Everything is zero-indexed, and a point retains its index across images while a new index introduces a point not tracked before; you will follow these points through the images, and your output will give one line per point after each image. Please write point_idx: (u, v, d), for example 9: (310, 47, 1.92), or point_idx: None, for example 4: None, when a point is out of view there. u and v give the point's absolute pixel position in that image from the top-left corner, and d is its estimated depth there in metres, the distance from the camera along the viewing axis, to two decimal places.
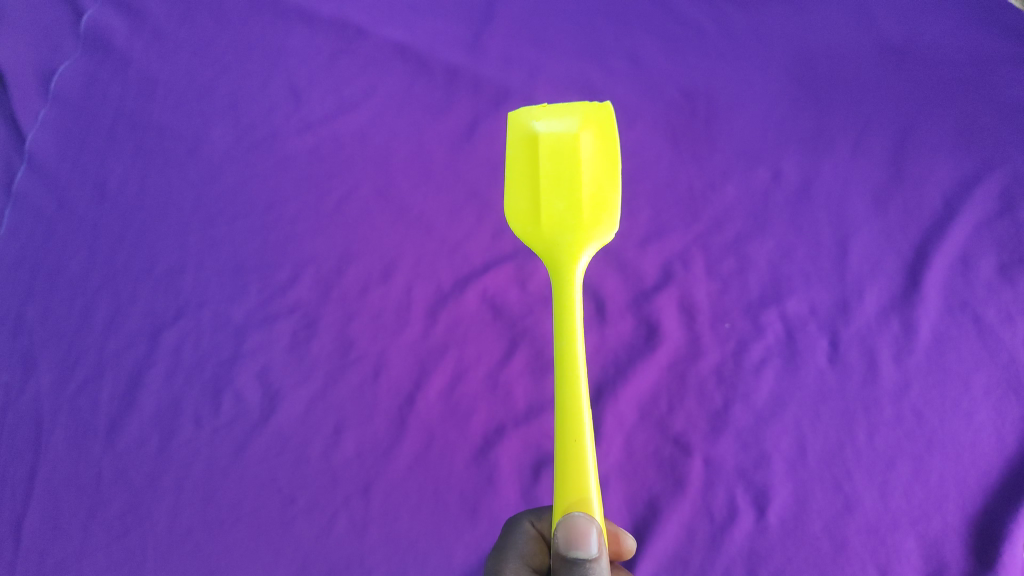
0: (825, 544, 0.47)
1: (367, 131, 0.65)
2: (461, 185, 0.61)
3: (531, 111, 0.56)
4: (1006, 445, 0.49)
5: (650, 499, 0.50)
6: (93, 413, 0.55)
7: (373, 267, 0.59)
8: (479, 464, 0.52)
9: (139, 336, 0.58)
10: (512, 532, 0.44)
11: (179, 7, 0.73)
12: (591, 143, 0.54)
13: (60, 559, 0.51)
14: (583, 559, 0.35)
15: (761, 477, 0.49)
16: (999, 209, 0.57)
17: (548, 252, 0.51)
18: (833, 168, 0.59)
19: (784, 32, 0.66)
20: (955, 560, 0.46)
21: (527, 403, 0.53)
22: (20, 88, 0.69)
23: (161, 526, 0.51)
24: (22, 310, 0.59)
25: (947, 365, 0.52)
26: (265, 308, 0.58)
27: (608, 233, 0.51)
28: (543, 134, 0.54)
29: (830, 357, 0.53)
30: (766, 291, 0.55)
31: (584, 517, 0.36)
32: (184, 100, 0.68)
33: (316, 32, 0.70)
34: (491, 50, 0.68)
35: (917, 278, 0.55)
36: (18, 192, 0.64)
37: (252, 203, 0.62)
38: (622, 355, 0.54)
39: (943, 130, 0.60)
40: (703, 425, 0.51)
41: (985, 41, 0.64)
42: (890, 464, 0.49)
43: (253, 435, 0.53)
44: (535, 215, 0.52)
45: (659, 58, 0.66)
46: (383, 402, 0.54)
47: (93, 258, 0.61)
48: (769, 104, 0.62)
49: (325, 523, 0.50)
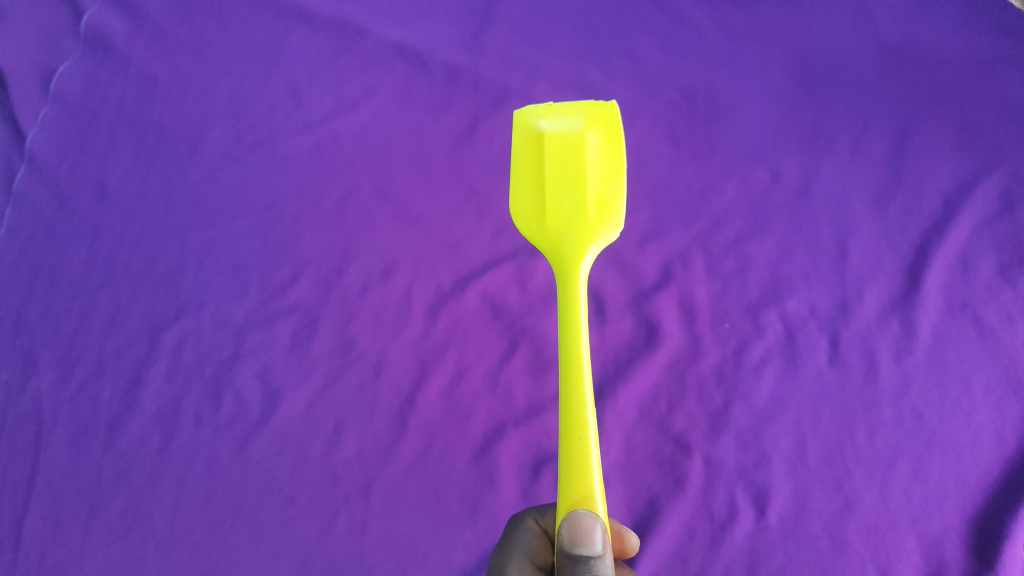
0: (825, 544, 0.47)
1: (367, 131, 0.65)
2: (461, 185, 0.61)
3: (537, 109, 0.56)
4: (1006, 445, 0.49)
5: (650, 498, 0.50)
6: (93, 412, 0.55)
7: (373, 267, 0.59)
8: (479, 464, 0.52)
9: (140, 336, 0.58)
10: (516, 529, 0.44)
11: (179, 7, 0.73)
12: (597, 142, 0.53)
13: (60, 559, 0.51)
14: (588, 557, 0.35)
15: (761, 477, 0.50)
16: (999, 208, 0.57)
17: (554, 251, 0.51)
18: (833, 168, 0.59)
19: (784, 32, 0.66)
20: (955, 560, 0.46)
21: (527, 401, 0.53)
22: (20, 87, 0.69)
23: (161, 525, 0.51)
24: (22, 310, 0.59)
25: (946, 365, 0.52)
26: (266, 308, 0.58)
27: (613, 232, 0.51)
28: (549, 131, 0.54)
29: (830, 356, 0.53)
30: (766, 291, 0.55)
31: (589, 515, 0.36)
32: (185, 100, 0.68)
33: (316, 32, 0.70)
34: (491, 50, 0.68)
35: (916, 278, 0.55)
36: (19, 192, 0.64)
37: (252, 203, 0.62)
38: (622, 354, 0.54)
39: (943, 129, 0.60)
40: (703, 424, 0.51)
41: (984, 41, 0.64)
42: (890, 464, 0.49)
43: (253, 435, 0.53)
44: (541, 213, 0.52)
45: (659, 57, 0.66)
46: (384, 401, 0.54)
47: (93, 257, 0.61)
48: (769, 104, 0.62)
49: (325, 523, 0.50)
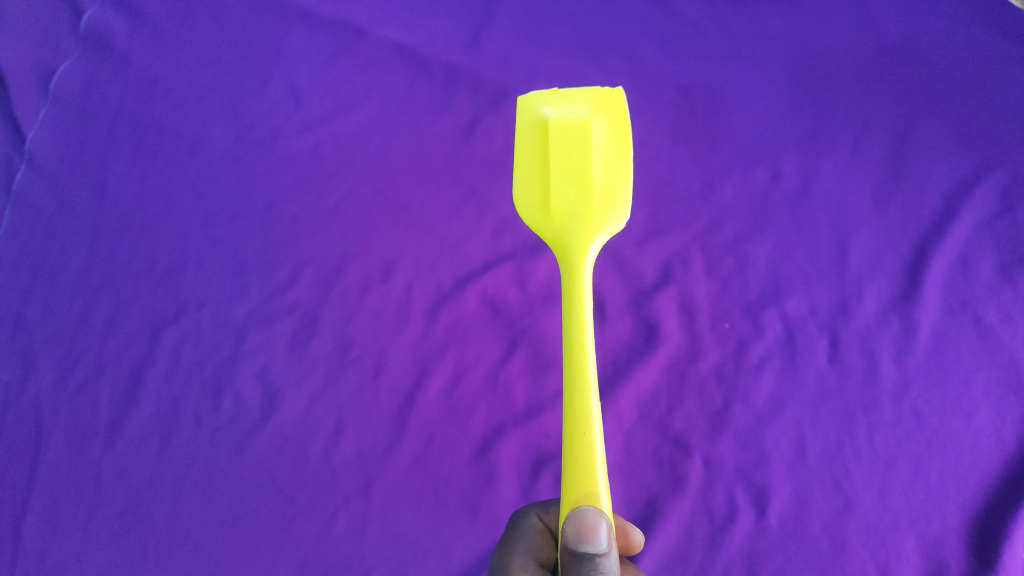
0: (825, 544, 0.47)
1: (366, 131, 0.65)
2: (461, 184, 0.61)
3: (540, 96, 0.56)
4: (1006, 445, 0.49)
5: (650, 498, 0.50)
6: (93, 412, 0.55)
7: (373, 267, 0.58)
8: (478, 464, 0.52)
9: (139, 336, 0.58)
10: (519, 526, 0.44)
11: (178, 7, 0.73)
12: (602, 131, 0.54)
13: (60, 559, 0.51)
14: (593, 554, 0.35)
15: (761, 477, 0.49)
16: (999, 209, 0.57)
17: (558, 241, 0.51)
18: (833, 168, 0.59)
19: (784, 32, 0.66)
20: (955, 560, 0.46)
21: (527, 401, 0.53)
22: (20, 87, 0.69)
23: (161, 525, 0.51)
24: (22, 310, 0.59)
25: (947, 365, 0.52)
26: (265, 308, 0.58)
27: (619, 222, 0.51)
28: (553, 119, 0.55)
29: (830, 357, 0.53)
30: (766, 291, 0.55)
31: (594, 511, 0.36)
32: (184, 100, 0.68)
33: (316, 32, 0.70)
34: (491, 50, 0.68)
35: (917, 278, 0.55)
36: (18, 191, 0.64)
37: (252, 203, 0.62)
38: (622, 354, 0.54)
39: (943, 129, 0.60)
40: (702, 425, 0.51)
41: (985, 40, 0.64)
42: (890, 464, 0.49)
43: (252, 434, 0.53)
44: (545, 202, 0.52)
45: (659, 57, 0.66)
46: (383, 401, 0.54)
47: (93, 258, 0.61)
48: (769, 103, 0.62)
49: (325, 523, 0.50)
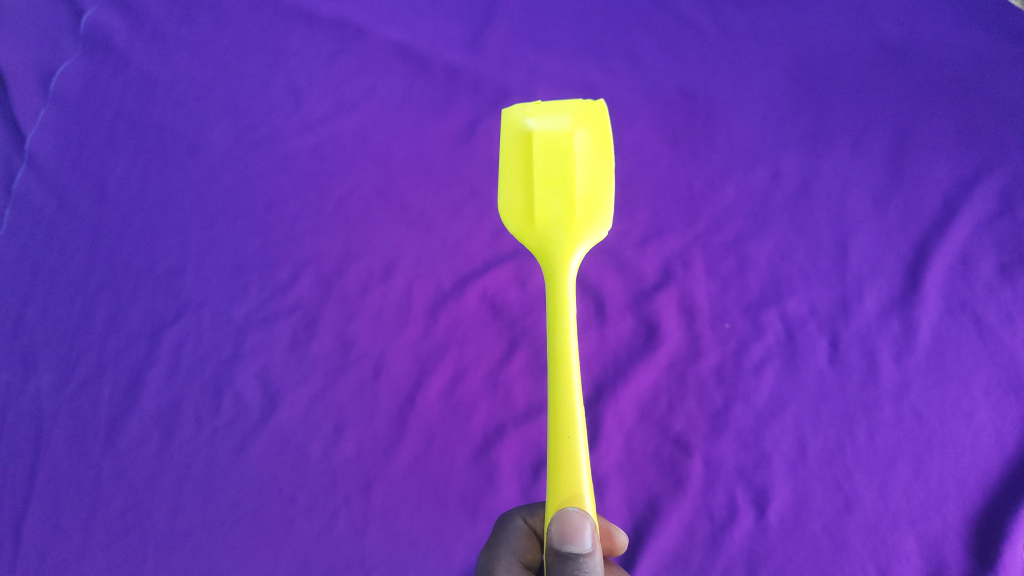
0: (825, 544, 0.47)
1: (367, 131, 0.65)
2: (461, 184, 0.62)
3: (525, 108, 0.56)
4: (1006, 445, 0.49)
5: (650, 498, 0.50)
6: (93, 412, 0.55)
7: (373, 267, 0.59)
8: (479, 464, 0.52)
9: (140, 336, 0.58)
10: (505, 528, 0.44)
11: (178, 7, 0.73)
12: (585, 140, 0.53)
13: (60, 559, 0.51)
14: (577, 554, 0.35)
15: (761, 477, 0.49)
16: (999, 208, 0.57)
17: (542, 249, 0.51)
18: (833, 169, 0.59)
19: (784, 32, 0.66)
20: (955, 560, 0.46)
21: (527, 401, 0.53)
22: (20, 87, 0.69)
23: (161, 525, 0.52)
24: (22, 310, 0.59)
25: (946, 365, 0.52)
26: (265, 308, 0.58)
27: (602, 230, 0.51)
28: (537, 130, 0.54)
29: (830, 356, 0.53)
30: (766, 291, 0.55)
31: (579, 512, 0.36)
32: (185, 100, 0.68)
33: (316, 32, 0.70)
34: (491, 50, 0.68)
35: (917, 278, 0.55)
36: (19, 191, 0.64)
37: (251, 203, 0.62)
38: (622, 355, 0.54)
39: (943, 129, 0.60)
40: (703, 425, 0.51)
41: (985, 41, 0.64)
42: (890, 464, 0.49)
43: (253, 435, 0.53)
44: (529, 213, 0.52)
45: (658, 57, 0.66)
46: (383, 401, 0.54)
47: (93, 258, 0.61)
48: (768, 104, 0.63)
49: (325, 523, 0.50)
